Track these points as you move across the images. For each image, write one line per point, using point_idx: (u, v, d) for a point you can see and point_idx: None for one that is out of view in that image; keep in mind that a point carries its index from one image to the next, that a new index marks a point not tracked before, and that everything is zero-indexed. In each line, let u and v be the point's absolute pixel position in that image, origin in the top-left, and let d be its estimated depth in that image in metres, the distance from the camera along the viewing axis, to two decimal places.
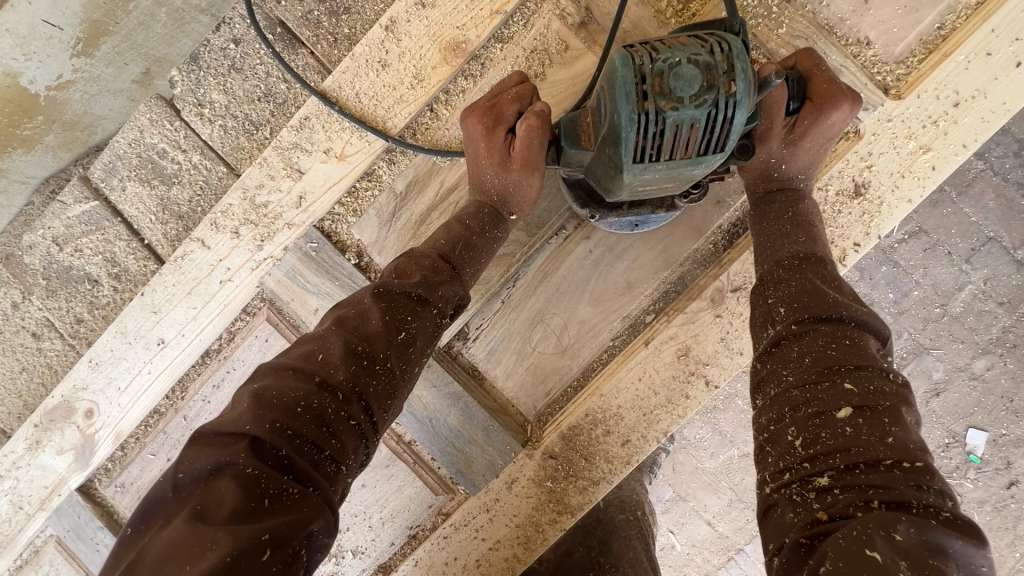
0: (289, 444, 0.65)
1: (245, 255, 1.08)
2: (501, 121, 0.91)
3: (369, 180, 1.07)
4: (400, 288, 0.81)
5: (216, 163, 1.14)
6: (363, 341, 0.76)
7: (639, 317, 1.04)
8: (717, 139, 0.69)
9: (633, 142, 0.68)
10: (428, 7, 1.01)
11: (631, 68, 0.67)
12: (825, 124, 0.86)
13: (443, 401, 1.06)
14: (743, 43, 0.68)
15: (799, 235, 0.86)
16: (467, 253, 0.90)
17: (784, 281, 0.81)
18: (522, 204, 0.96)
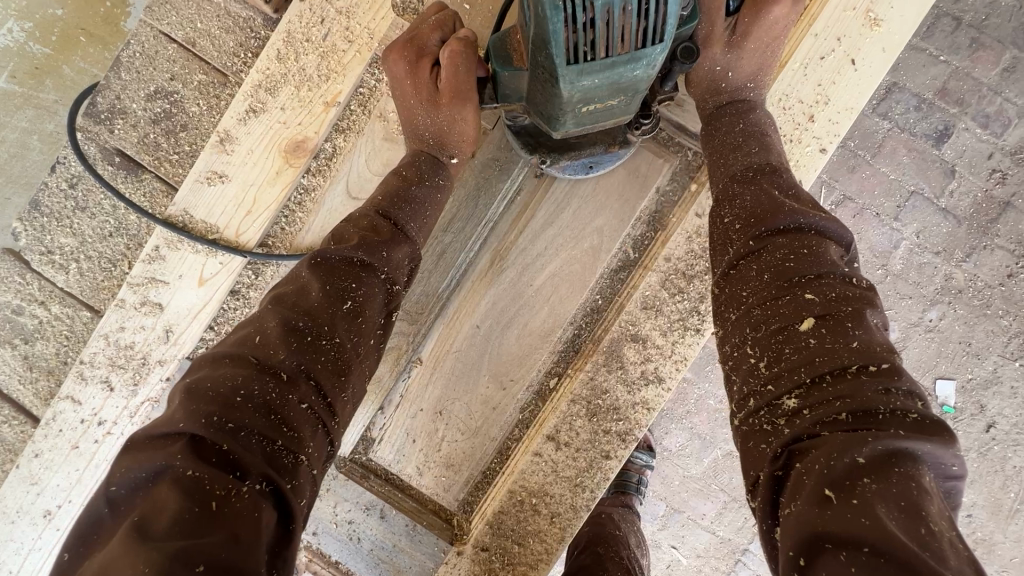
0: (234, 436, 0.58)
1: (120, 403, 1.00)
2: (425, 56, 0.86)
3: (238, 298, 1.02)
4: (337, 255, 0.74)
5: (78, 310, 1.07)
6: (306, 316, 0.69)
7: (543, 384, 1.00)
8: (650, 28, 0.64)
9: (562, 37, 0.61)
10: (261, 111, 0.97)
11: None
12: (765, 22, 0.84)
13: (359, 513, 0.99)
14: None
15: (747, 148, 0.80)
16: (412, 210, 0.84)
17: (730, 197, 0.76)
18: (462, 145, 0.91)
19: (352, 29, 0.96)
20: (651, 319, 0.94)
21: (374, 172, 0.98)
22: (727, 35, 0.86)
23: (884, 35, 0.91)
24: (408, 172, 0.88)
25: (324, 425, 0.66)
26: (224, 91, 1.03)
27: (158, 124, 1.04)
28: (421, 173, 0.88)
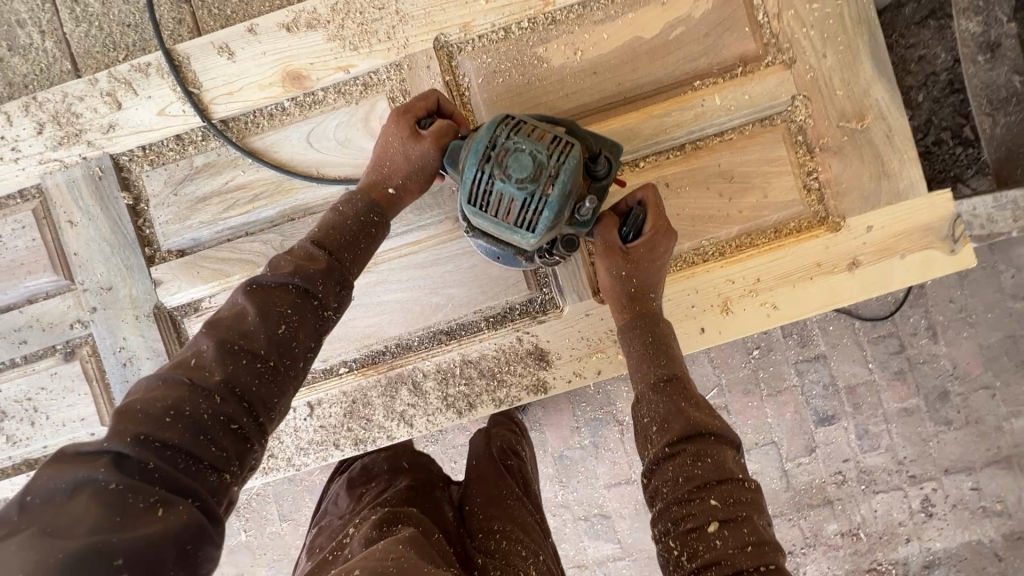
0: (165, 452, 0.64)
1: (39, 148, 1.16)
2: (406, 113, 0.99)
3: (178, 143, 1.17)
4: (276, 281, 0.79)
5: (63, 58, 1.21)
6: (246, 339, 0.74)
7: (334, 366, 1.18)
8: (529, 219, 0.84)
9: (469, 187, 0.86)
10: (292, 33, 1.13)
11: (489, 135, 0.85)
12: (654, 250, 1.01)
13: (144, 352, 1.17)
14: (579, 164, 0.84)
15: (662, 357, 0.95)
16: (349, 245, 0.89)
17: (648, 402, 0.91)
18: (408, 187, 0.99)
19: (394, 32, 1.12)
20: (434, 380, 1.15)
21: (335, 135, 1.15)
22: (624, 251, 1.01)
23: (723, 323, 1.13)
24: (347, 209, 0.93)
25: (250, 416, 0.71)
26: None
27: None
28: (358, 210, 0.93)
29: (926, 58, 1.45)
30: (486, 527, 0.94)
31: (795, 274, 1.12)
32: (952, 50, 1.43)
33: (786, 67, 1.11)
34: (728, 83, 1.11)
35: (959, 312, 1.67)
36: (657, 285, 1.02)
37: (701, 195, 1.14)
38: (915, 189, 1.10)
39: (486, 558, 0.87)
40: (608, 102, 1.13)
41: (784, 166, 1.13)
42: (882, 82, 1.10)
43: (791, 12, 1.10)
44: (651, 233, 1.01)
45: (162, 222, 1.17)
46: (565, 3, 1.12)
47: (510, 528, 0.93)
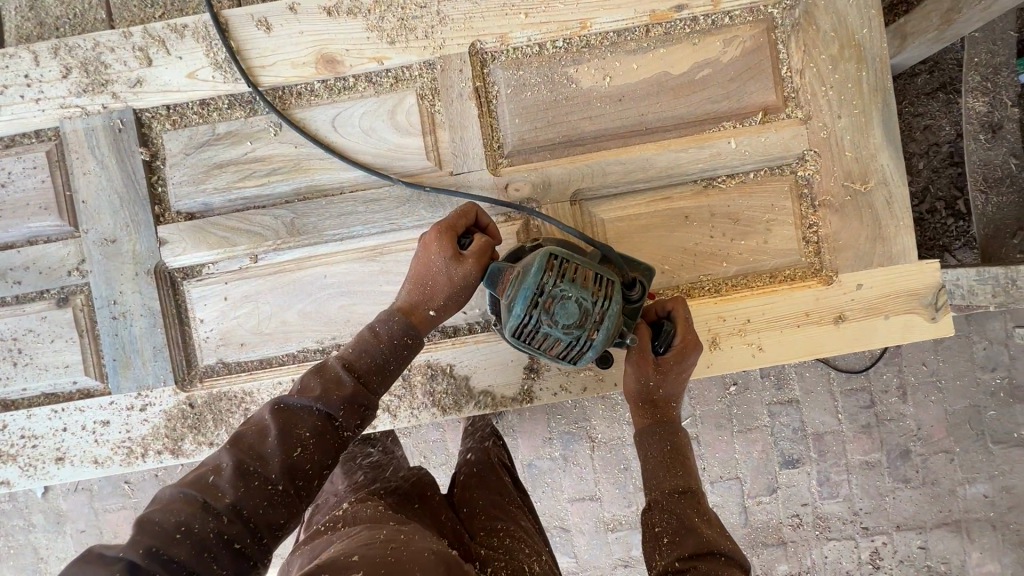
0: (172, 565, 0.66)
1: (62, 92, 1.16)
2: (451, 227, 0.99)
3: (203, 108, 1.18)
4: (302, 404, 0.83)
5: (98, 6, 1.21)
6: (265, 459, 0.77)
7: (326, 348, 1.19)
8: (570, 353, 0.93)
9: (514, 326, 0.91)
10: (332, 18, 1.15)
11: (536, 281, 0.89)
12: (683, 363, 1.05)
13: (140, 309, 1.17)
14: (619, 308, 0.91)
15: (678, 470, 0.96)
16: (377, 369, 0.90)
17: (660, 514, 0.92)
18: (444, 306, 0.99)
19: (432, 31, 1.15)
20: (423, 376, 1.17)
21: (360, 123, 1.16)
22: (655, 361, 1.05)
23: (709, 358, 1.17)
24: (381, 330, 0.94)
25: (253, 537, 0.73)
26: None
27: None
28: (391, 333, 0.94)
29: (931, 129, 1.51)
30: (488, 527, 1.02)
31: (783, 320, 1.16)
32: (957, 125, 1.49)
33: (802, 123, 1.15)
34: (746, 129, 1.15)
35: (929, 376, 1.73)
36: (678, 395, 1.06)
37: (705, 232, 1.17)
38: (906, 255, 1.15)
39: (490, 550, 0.96)
40: (630, 130, 1.17)
41: (788, 216, 1.17)
42: (889, 149, 1.15)
43: (814, 70, 1.15)
44: (678, 346, 1.05)
45: (176, 183, 1.17)
46: (601, 29, 1.15)
47: (513, 529, 1.02)
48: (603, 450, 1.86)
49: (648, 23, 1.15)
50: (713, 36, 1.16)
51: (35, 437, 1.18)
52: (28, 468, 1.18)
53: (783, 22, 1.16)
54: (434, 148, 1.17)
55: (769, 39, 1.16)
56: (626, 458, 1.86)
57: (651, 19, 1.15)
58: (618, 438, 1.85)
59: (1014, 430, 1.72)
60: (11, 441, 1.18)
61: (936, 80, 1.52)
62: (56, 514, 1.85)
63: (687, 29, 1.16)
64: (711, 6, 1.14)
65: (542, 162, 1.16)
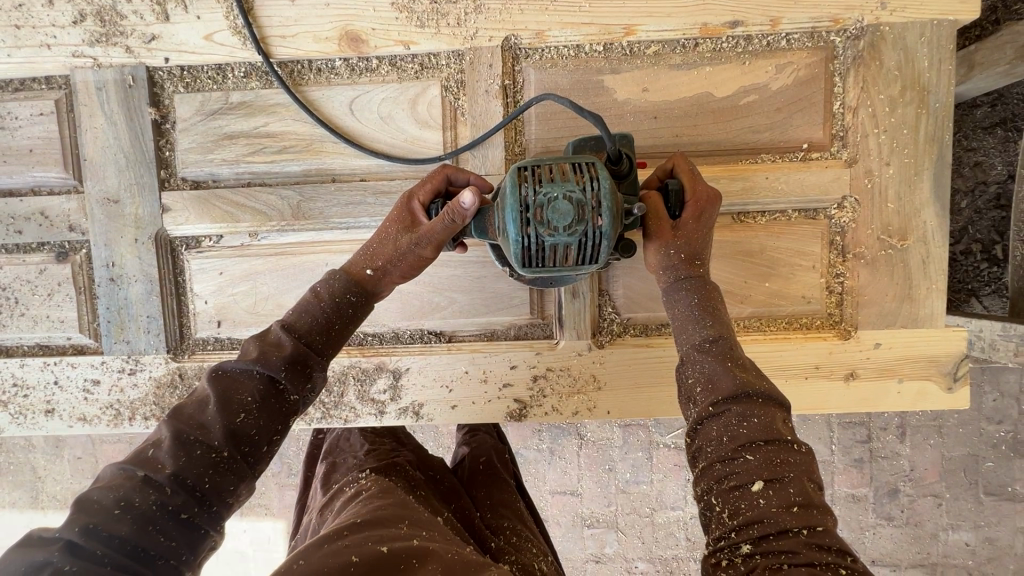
0: (112, 542, 0.63)
1: (74, 40, 1.11)
2: (411, 197, 0.92)
3: (218, 73, 1.13)
4: (241, 368, 0.77)
5: None
6: (205, 425, 0.72)
7: None
8: (591, 256, 0.79)
9: (517, 258, 0.79)
10: None
11: (516, 198, 0.77)
12: (703, 222, 0.89)
13: (139, 274, 1.15)
14: (613, 184, 0.77)
15: (709, 320, 0.83)
16: (320, 329, 0.83)
17: (693, 363, 0.80)
18: (389, 270, 0.89)
19: (465, 19, 1.07)
20: (415, 377, 1.15)
21: (379, 108, 1.11)
22: (675, 230, 0.89)
23: None
24: (323, 289, 0.86)
25: (201, 505, 0.69)
26: None
27: None
28: (333, 292, 0.86)
29: (981, 166, 1.41)
30: (492, 525, 0.97)
31: (792, 370, 1.12)
32: (1011, 165, 1.38)
33: (846, 165, 1.08)
34: (785, 165, 1.08)
35: (932, 419, 1.69)
36: (708, 252, 0.90)
37: (725, 268, 1.12)
38: (933, 319, 1.09)
39: (502, 543, 0.93)
40: (661, 150, 1.09)
41: (815, 262, 1.11)
42: (934, 206, 1.07)
43: (868, 110, 1.06)
44: (696, 202, 0.90)
45: (184, 149, 1.13)
46: (646, 37, 1.07)
47: (521, 527, 0.98)
48: (590, 448, 1.86)
49: (697, 36, 1.07)
50: (766, 60, 1.07)
51: (27, 387, 1.19)
52: (18, 417, 1.19)
53: (844, 53, 1.06)
54: (454, 144, 1.11)
55: (826, 71, 1.07)
56: (611, 460, 1.85)
57: (701, 33, 1.06)
58: (606, 438, 1.85)
59: (1009, 484, 1.68)
60: (3, 387, 1.19)
61: (996, 114, 1.39)
62: (55, 439, 1.90)
63: (739, 48, 1.08)
64: (769, 27, 1.05)
65: None
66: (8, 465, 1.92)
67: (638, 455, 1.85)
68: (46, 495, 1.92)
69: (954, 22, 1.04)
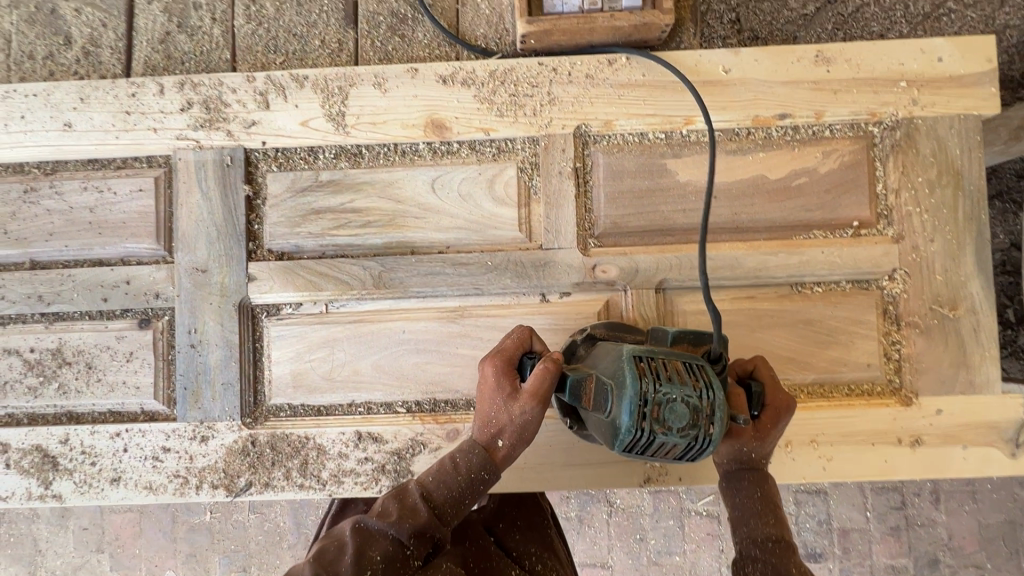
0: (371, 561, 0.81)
1: (180, 125, 1.21)
2: (507, 359, 0.96)
3: (308, 154, 1.22)
4: (381, 523, 0.84)
5: (225, 46, 1.27)
6: (399, 539, 0.83)
7: (394, 403, 1.19)
8: (693, 453, 0.81)
9: (622, 445, 0.81)
10: (445, 86, 1.19)
11: (636, 390, 0.78)
12: (780, 427, 0.96)
13: (219, 341, 1.19)
14: (724, 392, 0.80)
15: (770, 516, 0.90)
16: (453, 501, 0.89)
17: (751, 556, 0.88)
18: (514, 442, 0.94)
19: (541, 110, 1.18)
20: None
21: (459, 186, 1.19)
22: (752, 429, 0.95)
23: (781, 465, 1.14)
24: (461, 461, 0.92)
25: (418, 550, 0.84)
26: (446, 48, 1.25)
27: (391, 18, 1.26)
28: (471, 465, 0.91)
29: None
30: (519, 548, 1.10)
31: (858, 435, 1.14)
32: (1010, 234, 1.48)
33: (893, 241, 1.16)
34: (836, 241, 1.17)
35: (963, 484, 1.69)
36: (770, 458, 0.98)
37: (786, 337, 1.17)
38: (990, 386, 1.14)
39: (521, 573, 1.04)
40: (720, 226, 1.18)
41: (872, 330, 1.16)
42: (979, 278, 1.15)
43: (910, 192, 1.16)
44: (776, 405, 0.96)
45: (272, 223, 1.20)
46: (704, 126, 1.18)
47: (544, 553, 1.10)
48: (620, 516, 1.81)
49: (750, 126, 1.18)
50: (813, 147, 1.18)
51: (94, 454, 1.18)
52: (82, 486, 1.17)
53: (883, 141, 1.18)
54: (527, 220, 1.19)
55: (868, 157, 1.18)
56: (641, 529, 1.80)
57: (754, 123, 1.17)
58: (636, 506, 1.81)
59: None
60: (70, 455, 1.18)
61: (990, 187, 1.51)
62: (63, 508, 1.82)
63: (788, 137, 1.19)
64: (815, 119, 1.17)
65: (631, 248, 1.18)
66: (8, 538, 1.82)
67: (669, 524, 1.80)
68: (45, 572, 1.81)
69: (979, 116, 1.16)
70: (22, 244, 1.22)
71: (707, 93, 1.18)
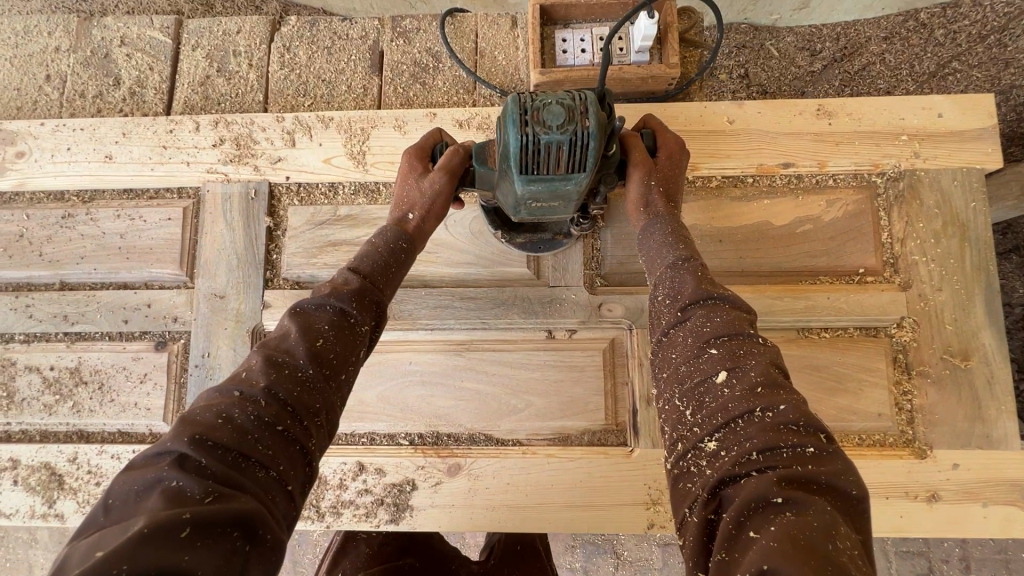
0: (216, 453, 0.61)
1: (212, 159, 1.29)
2: (421, 149, 1.06)
3: (329, 189, 1.28)
4: (314, 306, 0.79)
5: (259, 90, 1.36)
6: (341, 308, 0.79)
7: (397, 435, 1.20)
8: (578, 160, 0.82)
9: (515, 157, 0.81)
10: (461, 130, 1.26)
11: (516, 104, 0.82)
12: (670, 171, 1.01)
13: (230, 366, 1.21)
14: (600, 98, 0.84)
15: (744, 320, 0.76)
16: (381, 272, 0.88)
17: (668, 277, 0.84)
18: (428, 216, 0.99)
19: None
20: (488, 481, 1.15)
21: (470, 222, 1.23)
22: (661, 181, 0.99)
23: None
24: (377, 240, 0.93)
25: (294, 418, 0.68)
26: (463, 95, 1.33)
27: (414, 67, 1.35)
28: (388, 241, 0.93)
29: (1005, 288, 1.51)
30: None
31: (871, 489, 1.11)
32: None
33: (900, 289, 1.16)
34: (843, 288, 1.17)
35: (998, 554, 1.59)
36: (679, 196, 1.01)
37: (794, 382, 1.16)
38: (1008, 442, 1.10)
39: None
40: (726, 270, 1.20)
41: (882, 378, 1.15)
42: (990, 330, 1.13)
43: (916, 241, 1.17)
44: (666, 149, 1.01)
45: (290, 253, 1.25)
46: (710, 172, 1.22)
47: None
48: (628, 571, 1.74)
49: (754, 174, 1.22)
50: (817, 195, 1.21)
51: (100, 474, 1.19)
52: (84, 506, 1.18)
53: (886, 191, 1.20)
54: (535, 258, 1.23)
55: (872, 206, 1.20)
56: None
57: (757, 171, 1.21)
58: (645, 560, 1.75)
59: None
60: (76, 474, 1.20)
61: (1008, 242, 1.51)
62: (62, 533, 1.81)
63: (791, 185, 1.22)
64: (818, 168, 1.20)
65: (636, 288, 1.20)
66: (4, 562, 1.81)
67: None
68: None
69: (982, 170, 1.18)
70: (54, 266, 1.28)
71: (711, 142, 1.22)
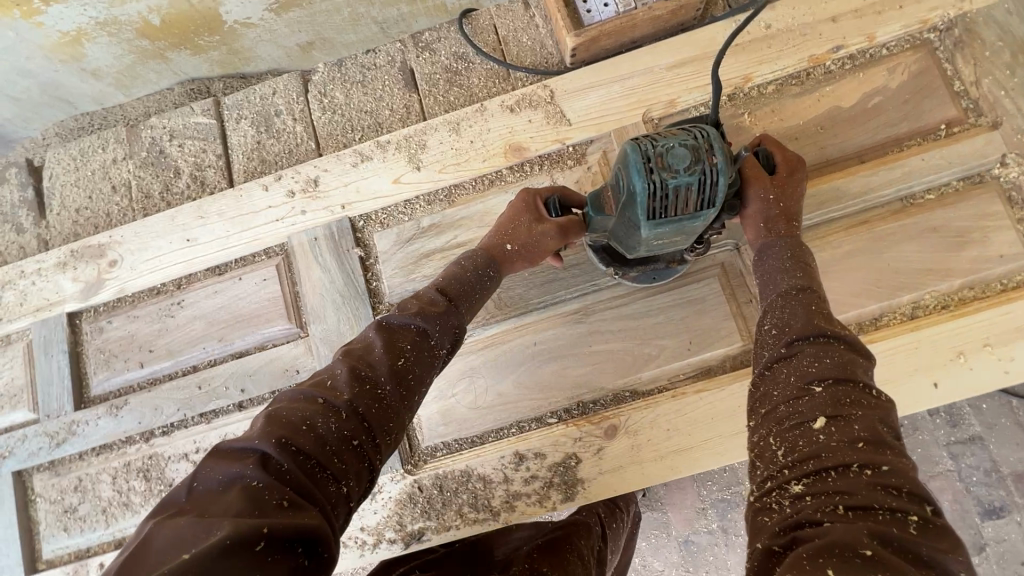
0: (297, 462, 0.65)
1: (290, 212, 1.33)
2: (537, 195, 1.10)
3: (406, 208, 1.32)
4: (400, 322, 0.85)
5: (309, 139, 1.41)
6: (422, 328, 0.86)
7: (545, 416, 1.19)
8: (707, 198, 0.87)
9: (646, 203, 0.85)
10: (514, 114, 1.29)
11: (639, 152, 0.86)
12: (793, 179, 1.02)
13: None
14: (719, 133, 0.89)
15: (855, 359, 0.76)
16: (464, 295, 0.95)
17: (779, 308, 0.86)
18: (521, 253, 1.05)
19: (605, 109, 1.26)
20: (650, 432, 1.14)
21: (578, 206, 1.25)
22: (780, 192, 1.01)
23: (959, 377, 1.08)
24: (469, 263, 1.00)
25: (370, 437, 0.73)
26: (500, 85, 1.36)
27: (446, 73, 1.40)
28: (477, 265, 1.01)
29: None
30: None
31: None
32: None
33: (991, 128, 1.15)
34: (933, 144, 1.16)
35: None
36: (798, 214, 1.02)
37: (915, 248, 1.14)
38: None
39: None
40: (813, 165, 1.19)
41: (1003, 219, 1.13)
42: None
43: (991, 79, 1.16)
44: (787, 163, 1.03)
45: (389, 277, 1.28)
46: (764, 79, 1.23)
47: None
48: None
49: (807, 66, 1.22)
50: (876, 67, 1.21)
51: None
52: None
53: (942, 42, 1.20)
54: None
55: (933, 60, 1.19)
56: None
57: (810, 63, 1.22)
58: None
59: None
60: None
61: None
62: None
63: (847, 66, 1.22)
64: (867, 42, 1.20)
65: None
66: None
67: None
68: None
69: None
70: (172, 355, 1.33)
71: (756, 49, 1.23)
